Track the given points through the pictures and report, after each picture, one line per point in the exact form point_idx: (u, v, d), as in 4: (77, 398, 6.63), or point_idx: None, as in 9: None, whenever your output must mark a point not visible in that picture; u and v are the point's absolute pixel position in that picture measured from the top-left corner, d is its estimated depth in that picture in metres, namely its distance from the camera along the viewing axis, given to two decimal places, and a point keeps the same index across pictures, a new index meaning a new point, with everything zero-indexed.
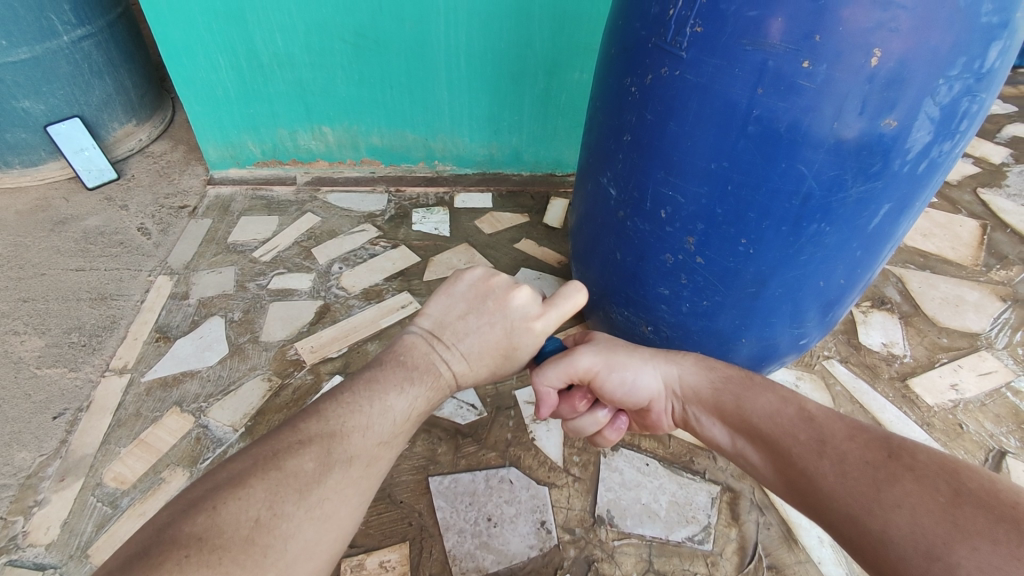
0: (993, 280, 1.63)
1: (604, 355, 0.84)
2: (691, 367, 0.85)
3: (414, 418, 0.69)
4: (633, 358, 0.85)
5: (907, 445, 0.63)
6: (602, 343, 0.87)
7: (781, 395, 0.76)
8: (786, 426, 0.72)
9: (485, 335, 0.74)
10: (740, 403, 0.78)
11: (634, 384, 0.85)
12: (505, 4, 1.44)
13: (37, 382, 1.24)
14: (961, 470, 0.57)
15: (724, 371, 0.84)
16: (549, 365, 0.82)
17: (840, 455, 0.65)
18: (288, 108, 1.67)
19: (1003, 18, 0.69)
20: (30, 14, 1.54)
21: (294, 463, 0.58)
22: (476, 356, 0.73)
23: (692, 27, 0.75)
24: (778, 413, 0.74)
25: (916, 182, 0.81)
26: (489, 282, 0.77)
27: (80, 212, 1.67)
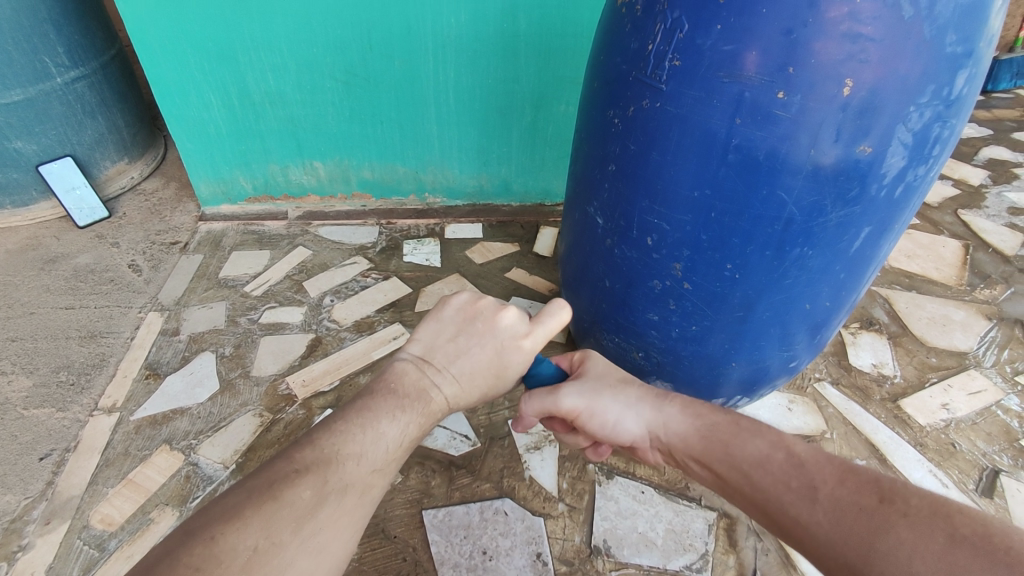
0: (978, 299, 1.65)
1: (588, 398, 0.85)
2: (676, 414, 0.84)
3: (406, 445, 0.68)
4: (618, 403, 0.86)
5: (898, 487, 0.63)
6: (590, 382, 0.87)
7: (769, 440, 0.75)
8: (775, 473, 0.72)
9: (477, 357, 0.75)
10: (729, 449, 0.77)
11: (617, 427, 0.87)
12: (492, 40, 1.49)
13: (24, 423, 1.22)
14: (952, 515, 0.57)
15: (712, 418, 0.82)
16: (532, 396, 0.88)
17: (833, 503, 0.65)
18: (280, 144, 1.69)
19: (968, 48, 0.72)
20: (24, 57, 1.57)
21: (292, 493, 0.57)
22: (467, 378, 0.74)
23: (671, 61, 0.78)
24: (767, 459, 0.74)
25: (894, 206, 0.83)
26: (476, 304, 0.78)
27: (70, 250, 1.67)
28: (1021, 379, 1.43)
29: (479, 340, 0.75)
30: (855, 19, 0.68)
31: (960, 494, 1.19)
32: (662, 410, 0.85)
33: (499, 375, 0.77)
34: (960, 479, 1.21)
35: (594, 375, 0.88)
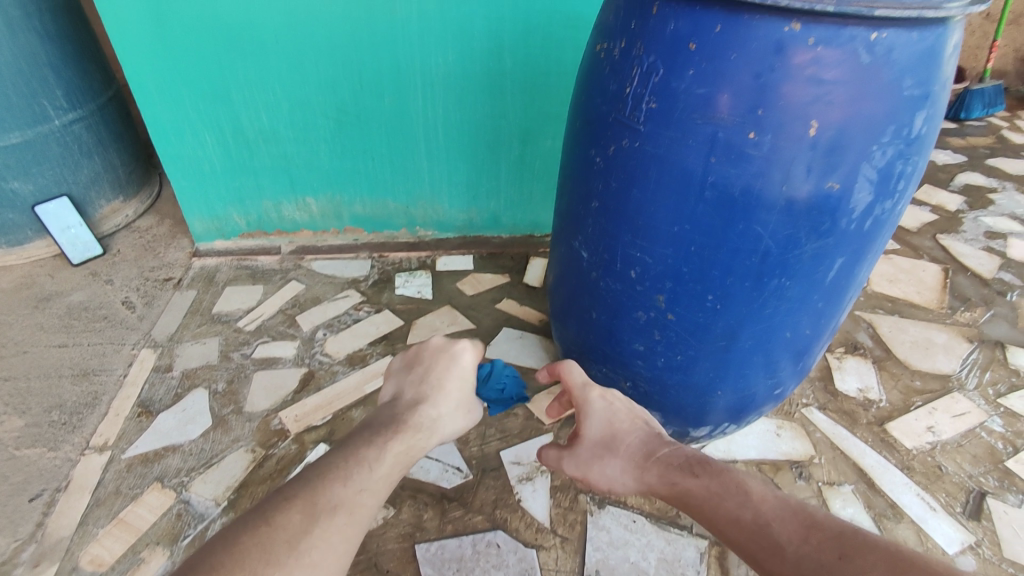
0: (959, 322, 1.69)
1: (580, 465, 1.02)
2: (655, 476, 0.91)
3: (390, 462, 0.77)
4: (608, 473, 0.97)
5: (855, 542, 0.69)
6: (585, 451, 1.01)
7: (737, 500, 0.82)
8: (747, 532, 0.79)
9: (441, 375, 0.92)
10: (706, 511, 0.84)
11: (611, 488, 0.98)
12: (479, 79, 1.54)
13: (15, 464, 1.22)
14: (903, 570, 0.64)
15: (686, 482, 0.87)
16: (545, 451, 1.09)
17: (798, 560, 0.72)
18: (273, 180, 1.72)
19: (924, 90, 0.76)
20: (23, 101, 1.61)
21: (282, 518, 0.65)
22: (441, 387, 0.90)
23: (647, 104, 0.81)
24: (739, 521, 0.80)
25: (865, 238, 0.87)
26: (420, 347, 0.98)
27: (64, 288, 1.68)
28: (1003, 401, 1.46)
29: (434, 363, 0.94)
30: (819, 64, 0.71)
31: (948, 518, 1.20)
32: (644, 474, 0.93)
33: (466, 389, 0.94)
34: (948, 502, 1.23)
35: (590, 444, 1.01)
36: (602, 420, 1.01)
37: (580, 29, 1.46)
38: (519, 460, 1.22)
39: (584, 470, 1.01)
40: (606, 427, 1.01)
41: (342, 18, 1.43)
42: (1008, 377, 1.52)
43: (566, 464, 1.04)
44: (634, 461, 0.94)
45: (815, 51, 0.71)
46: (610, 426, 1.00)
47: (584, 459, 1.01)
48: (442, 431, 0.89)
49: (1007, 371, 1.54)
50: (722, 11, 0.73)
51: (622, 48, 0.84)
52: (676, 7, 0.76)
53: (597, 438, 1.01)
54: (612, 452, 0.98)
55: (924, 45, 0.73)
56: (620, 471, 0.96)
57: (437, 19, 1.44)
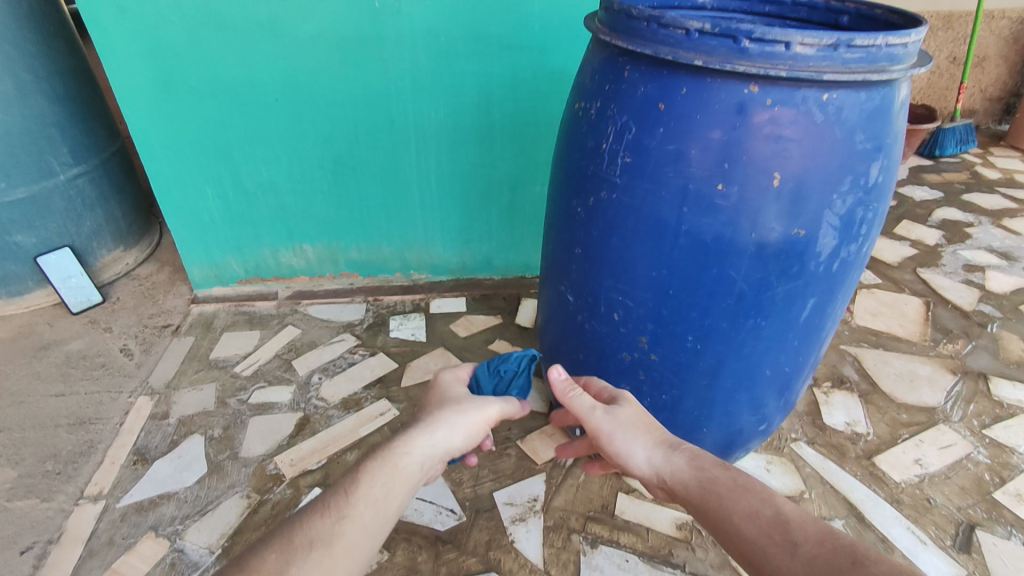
0: (942, 354, 1.72)
1: (615, 422, 0.89)
2: (683, 462, 0.85)
3: (367, 491, 0.75)
4: (638, 440, 0.88)
5: (869, 554, 0.68)
6: (625, 415, 0.90)
7: (760, 496, 0.78)
8: (762, 527, 0.75)
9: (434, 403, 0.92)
10: (724, 501, 0.79)
11: (629, 460, 0.88)
12: (469, 130, 1.61)
13: (9, 515, 1.23)
14: None
15: (712, 471, 0.83)
16: (573, 389, 0.91)
17: (810, 558, 0.69)
18: (271, 229, 1.78)
19: (875, 144, 0.83)
20: (30, 158, 1.67)
21: (257, 560, 0.68)
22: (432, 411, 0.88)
23: (623, 158, 0.87)
24: (756, 515, 0.76)
25: (834, 279, 0.92)
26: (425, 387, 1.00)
27: (63, 336, 1.71)
28: (988, 432, 1.48)
29: (431, 398, 0.94)
30: (777, 123, 0.78)
31: (938, 551, 1.21)
32: (671, 456, 0.86)
33: (444, 399, 0.92)
34: (938, 535, 1.24)
35: (626, 413, 0.91)
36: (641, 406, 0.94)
37: (563, 83, 1.54)
38: (513, 500, 1.24)
39: (612, 429, 0.89)
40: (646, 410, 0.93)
41: (339, 77, 1.51)
42: (992, 408, 1.55)
43: (598, 412, 0.90)
44: (666, 443, 0.87)
45: (772, 111, 0.77)
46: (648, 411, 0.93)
47: (618, 419, 0.90)
48: (432, 437, 0.83)
49: (991, 403, 1.57)
50: (687, 76, 0.79)
51: (597, 107, 0.90)
52: (645, 72, 0.83)
53: (634, 413, 0.92)
54: (649, 430, 0.89)
55: (871, 105, 0.81)
56: (650, 449, 0.87)
57: (429, 77, 1.52)
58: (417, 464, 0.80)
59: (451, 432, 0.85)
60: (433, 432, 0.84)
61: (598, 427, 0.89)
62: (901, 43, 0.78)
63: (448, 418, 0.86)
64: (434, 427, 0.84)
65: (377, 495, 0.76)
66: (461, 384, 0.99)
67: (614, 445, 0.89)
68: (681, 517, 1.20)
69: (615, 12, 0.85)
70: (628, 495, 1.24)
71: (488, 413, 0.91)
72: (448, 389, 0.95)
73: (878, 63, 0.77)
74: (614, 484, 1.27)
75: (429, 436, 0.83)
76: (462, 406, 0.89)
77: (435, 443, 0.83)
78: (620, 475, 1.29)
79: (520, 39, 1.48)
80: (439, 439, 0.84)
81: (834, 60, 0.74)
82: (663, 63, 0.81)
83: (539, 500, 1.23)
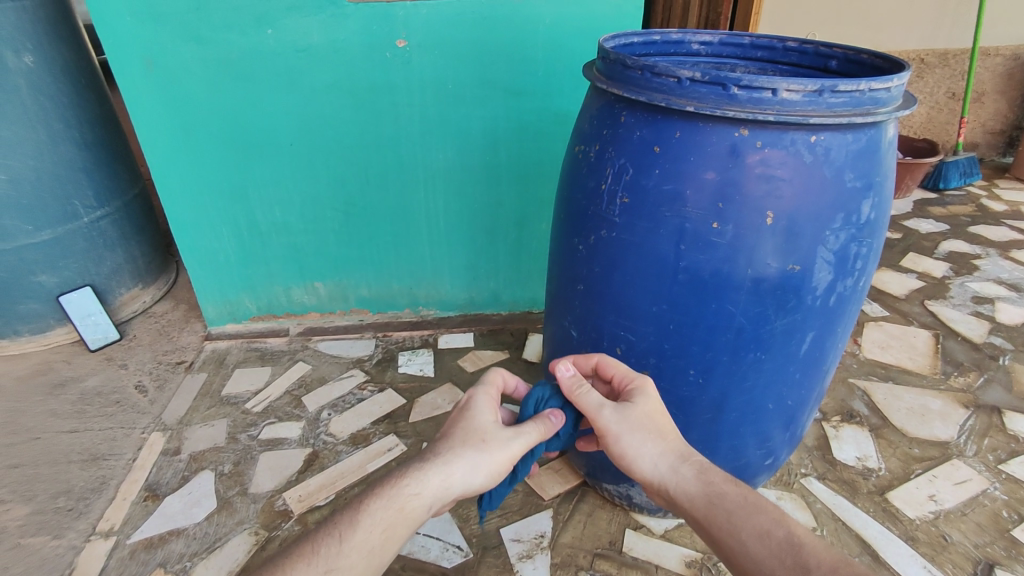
0: (954, 387, 1.71)
1: (624, 423, 0.84)
2: (691, 475, 0.82)
3: (367, 540, 0.74)
4: (647, 445, 0.83)
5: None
6: (636, 413, 0.84)
7: (772, 516, 0.79)
8: (773, 548, 0.76)
9: (460, 432, 0.81)
10: (733, 519, 0.79)
11: (634, 462, 0.84)
12: (476, 170, 1.67)
13: (21, 552, 1.24)
14: None
15: (722, 486, 0.82)
16: (581, 385, 0.86)
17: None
18: (284, 267, 1.82)
19: (865, 183, 0.86)
20: (56, 202, 1.74)
21: None
22: (453, 446, 0.79)
23: (621, 199, 0.90)
24: (768, 537, 0.77)
25: (832, 313, 0.94)
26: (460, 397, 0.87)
27: (80, 373, 1.75)
28: (1004, 467, 1.46)
29: (459, 424, 0.83)
30: (768, 164, 0.81)
31: None
32: (680, 467, 0.83)
33: (470, 425, 0.82)
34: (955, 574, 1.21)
35: (637, 413, 0.84)
36: (659, 404, 0.86)
37: (567, 124, 1.60)
38: (520, 537, 1.23)
39: (619, 429, 0.84)
40: (661, 408, 0.87)
41: (351, 122, 1.58)
42: (1007, 442, 1.53)
43: (607, 411, 0.84)
44: (677, 451, 0.84)
45: (763, 153, 0.81)
46: (663, 413, 0.87)
47: (628, 420, 0.84)
48: (446, 481, 0.77)
49: (1006, 437, 1.54)
50: (680, 120, 0.83)
51: (596, 150, 0.94)
52: (641, 117, 0.87)
53: (649, 414, 0.85)
54: (661, 435, 0.84)
55: (858, 145, 0.84)
56: (660, 456, 0.83)
57: (438, 121, 1.59)
58: (425, 509, 0.77)
59: (469, 474, 0.78)
60: (449, 476, 0.77)
61: (604, 426, 0.84)
62: (885, 88, 0.81)
63: (468, 460, 0.79)
64: (451, 471, 0.77)
65: (377, 542, 0.75)
66: (495, 406, 0.86)
67: (619, 445, 0.84)
68: (690, 554, 1.19)
69: (611, 62, 0.90)
70: (635, 532, 1.23)
71: (512, 453, 0.81)
72: (480, 412, 0.84)
73: (863, 106, 0.80)
74: (621, 520, 1.26)
75: (444, 481, 0.77)
76: (486, 444, 0.80)
77: (449, 488, 0.77)
78: (627, 511, 1.28)
79: (525, 85, 1.54)
80: (454, 483, 0.78)
81: (820, 104, 0.78)
82: (658, 109, 0.85)
83: (546, 537, 1.23)
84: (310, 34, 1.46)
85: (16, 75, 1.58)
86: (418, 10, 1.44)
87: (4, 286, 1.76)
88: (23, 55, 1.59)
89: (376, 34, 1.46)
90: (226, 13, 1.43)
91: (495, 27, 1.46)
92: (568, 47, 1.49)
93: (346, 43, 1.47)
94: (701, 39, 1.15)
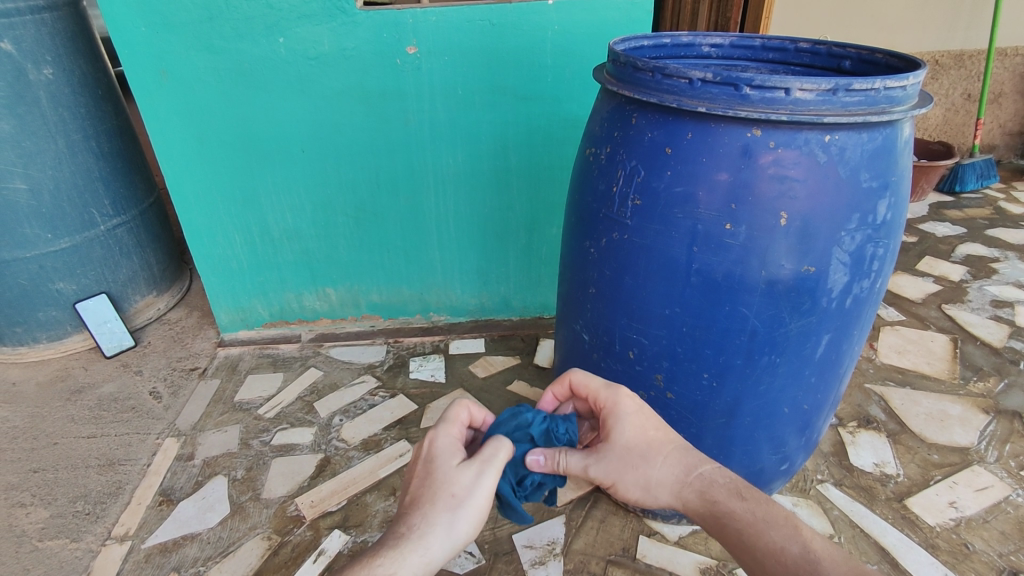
0: (973, 392, 1.67)
1: (613, 468, 0.85)
2: (694, 495, 0.83)
3: None
4: (643, 480, 0.85)
5: None
6: (616, 456, 0.85)
7: (784, 531, 0.78)
8: (789, 566, 0.75)
9: (428, 493, 0.74)
10: (744, 538, 0.78)
11: (641, 497, 0.87)
12: (486, 176, 1.67)
13: (39, 556, 1.25)
14: None
15: (729, 505, 0.81)
16: (559, 460, 0.85)
17: None
18: (295, 274, 1.84)
19: (881, 183, 0.85)
20: (75, 210, 1.77)
21: None
22: (424, 513, 0.73)
23: (633, 201, 0.90)
24: (783, 553, 0.76)
25: (848, 315, 0.93)
26: (420, 454, 0.81)
27: (96, 380, 1.76)
28: None
29: (425, 481, 0.76)
30: (781, 164, 0.80)
31: None
32: (682, 491, 0.84)
33: (437, 481, 0.75)
34: None
35: (617, 449, 0.85)
36: (633, 424, 0.86)
37: (577, 128, 1.60)
38: (533, 543, 1.22)
39: (612, 478, 0.86)
40: (640, 429, 0.86)
41: (362, 129, 1.59)
42: None
43: (592, 468, 0.86)
44: (675, 474, 0.85)
45: (776, 153, 0.80)
46: (644, 432, 0.86)
47: (614, 464, 0.85)
48: (427, 554, 0.70)
49: None
50: (692, 122, 0.83)
51: (608, 153, 0.93)
52: (652, 119, 0.87)
53: (630, 443, 0.86)
54: (651, 462, 0.85)
55: (874, 145, 0.83)
56: (660, 482, 0.85)
57: (448, 127, 1.59)
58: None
59: (449, 536, 0.72)
60: (427, 546, 0.71)
61: (599, 480, 0.87)
62: (900, 86, 0.80)
63: (445, 518, 0.72)
64: (429, 541, 0.71)
65: None
66: (457, 450, 0.80)
67: (620, 490, 0.87)
68: (705, 562, 1.17)
69: (622, 65, 0.90)
70: (649, 538, 1.22)
71: (488, 495, 0.75)
72: (444, 462, 0.77)
73: (877, 105, 0.80)
74: (635, 526, 1.25)
75: (424, 554, 0.70)
76: (457, 497, 0.74)
77: (432, 559, 0.71)
78: (640, 517, 1.27)
79: (534, 91, 1.54)
80: (437, 550, 0.71)
81: (834, 104, 0.77)
82: (669, 111, 0.85)
83: (559, 543, 1.22)
84: (321, 42, 1.47)
85: (36, 86, 1.61)
86: (428, 18, 1.45)
87: (24, 294, 1.78)
88: (43, 67, 1.62)
89: (386, 42, 1.47)
90: (238, 23, 1.45)
91: (505, 33, 1.47)
92: (578, 52, 1.49)
93: (357, 51, 1.48)
94: (712, 41, 1.14)
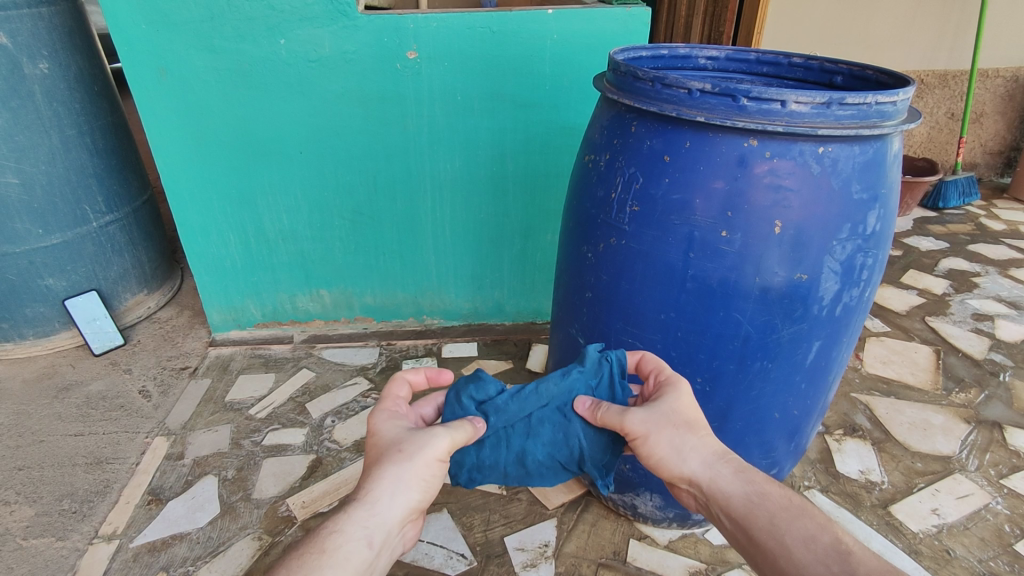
0: (955, 403, 1.71)
1: (656, 417, 0.83)
2: (729, 473, 0.81)
3: None
4: (677, 442, 0.82)
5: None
6: (660, 411, 0.84)
7: (817, 520, 0.76)
8: (820, 554, 0.73)
9: (376, 459, 0.77)
10: (775, 522, 0.76)
11: (663, 461, 0.83)
12: (484, 182, 1.69)
13: (23, 555, 1.23)
14: None
15: (764, 486, 0.81)
16: (601, 407, 0.87)
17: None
18: (289, 274, 1.83)
19: (872, 194, 0.88)
20: (68, 206, 1.76)
21: None
22: (372, 475, 0.75)
23: (631, 207, 0.92)
24: (813, 540, 0.74)
25: (838, 323, 0.95)
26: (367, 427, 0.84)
27: (84, 377, 1.75)
28: (1006, 482, 1.46)
29: (375, 450, 0.79)
30: (776, 174, 0.83)
31: None
32: (716, 464, 0.82)
33: (384, 446, 0.78)
34: None
35: (662, 409, 0.84)
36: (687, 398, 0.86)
37: (574, 136, 1.63)
38: (524, 545, 1.23)
39: (647, 429, 0.83)
40: (689, 405, 0.86)
41: (360, 131, 1.60)
42: (1009, 457, 1.54)
43: (634, 412, 0.83)
44: (712, 449, 0.83)
45: (771, 163, 0.83)
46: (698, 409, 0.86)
47: (658, 416, 0.83)
48: (373, 508, 0.73)
49: (1008, 453, 1.55)
50: (690, 131, 0.85)
51: (606, 159, 0.95)
52: (651, 127, 0.89)
53: (675, 409, 0.84)
54: (691, 430, 0.83)
55: (865, 157, 0.86)
56: (694, 451, 0.82)
57: (446, 132, 1.61)
58: (359, 545, 0.72)
59: (398, 491, 0.75)
60: (376, 501, 0.74)
61: (633, 430, 0.83)
62: (891, 101, 0.83)
63: (392, 475, 0.75)
64: (375, 497, 0.74)
65: None
66: (398, 420, 0.83)
67: (648, 445, 0.83)
68: (694, 565, 1.19)
69: (622, 74, 0.92)
70: (639, 542, 1.23)
71: (436, 449, 0.77)
72: (389, 431, 0.80)
73: (869, 119, 0.82)
74: (625, 530, 1.26)
75: (370, 509, 0.73)
76: (405, 452, 0.76)
77: (380, 513, 0.74)
78: (632, 521, 1.28)
79: (532, 98, 1.57)
80: (384, 505, 0.74)
81: (827, 116, 0.80)
82: (667, 119, 0.87)
83: (550, 546, 1.22)
84: (321, 45, 1.48)
85: (31, 81, 1.60)
86: (429, 23, 1.47)
87: (12, 290, 1.76)
88: (38, 61, 1.61)
89: (386, 46, 1.49)
90: (240, 23, 1.45)
91: (505, 41, 1.49)
92: (576, 60, 1.52)
93: (357, 54, 1.50)
94: (709, 54, 1.18)
